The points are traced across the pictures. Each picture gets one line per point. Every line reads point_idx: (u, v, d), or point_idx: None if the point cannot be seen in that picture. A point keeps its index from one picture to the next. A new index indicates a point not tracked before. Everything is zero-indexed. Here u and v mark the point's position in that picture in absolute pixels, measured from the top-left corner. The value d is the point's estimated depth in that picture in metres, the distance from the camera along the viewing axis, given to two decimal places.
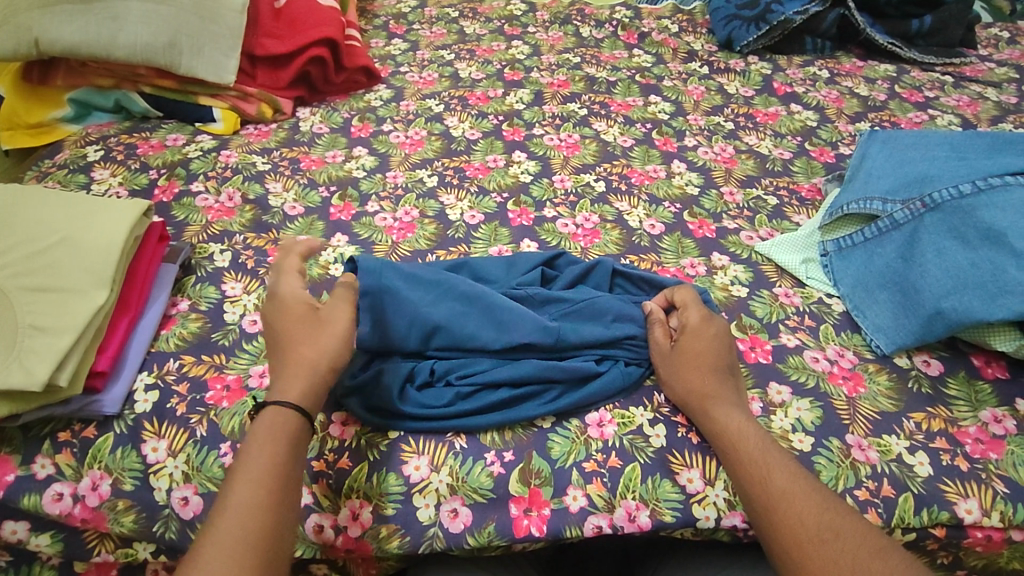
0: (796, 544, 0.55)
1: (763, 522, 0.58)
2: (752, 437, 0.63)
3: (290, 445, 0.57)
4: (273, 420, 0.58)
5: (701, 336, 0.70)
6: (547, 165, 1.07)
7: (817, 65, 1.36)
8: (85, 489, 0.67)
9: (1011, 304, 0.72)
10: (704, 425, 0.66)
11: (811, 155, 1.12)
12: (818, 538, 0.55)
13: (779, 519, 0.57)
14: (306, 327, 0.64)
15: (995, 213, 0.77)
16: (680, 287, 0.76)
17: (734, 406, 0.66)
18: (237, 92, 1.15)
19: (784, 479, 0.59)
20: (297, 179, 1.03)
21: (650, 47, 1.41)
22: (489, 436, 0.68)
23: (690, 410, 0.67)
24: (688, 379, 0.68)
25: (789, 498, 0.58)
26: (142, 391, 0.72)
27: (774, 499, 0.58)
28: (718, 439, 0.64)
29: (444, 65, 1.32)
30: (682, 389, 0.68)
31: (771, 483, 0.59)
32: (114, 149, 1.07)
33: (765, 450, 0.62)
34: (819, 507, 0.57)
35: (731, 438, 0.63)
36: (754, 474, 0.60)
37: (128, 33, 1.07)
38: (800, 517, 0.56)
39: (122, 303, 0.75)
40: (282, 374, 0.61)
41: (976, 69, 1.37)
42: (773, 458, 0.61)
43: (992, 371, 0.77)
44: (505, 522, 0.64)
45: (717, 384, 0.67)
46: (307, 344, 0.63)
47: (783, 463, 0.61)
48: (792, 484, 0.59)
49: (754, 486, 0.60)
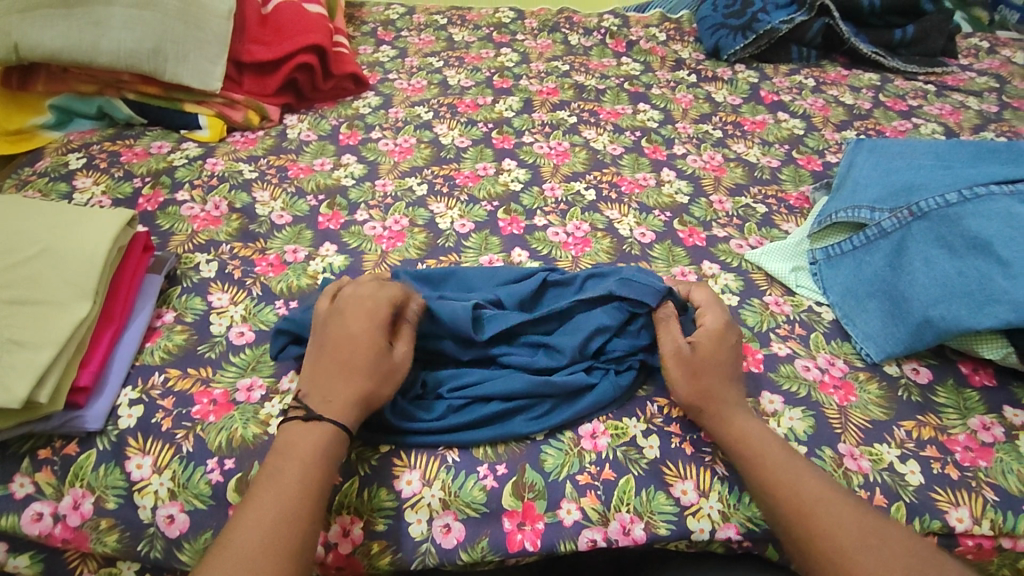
0: (841, 551, 0.55)
1: (799, 530, 0.58)
2: (773, 443, 0.64)
3: (322, 456, 0.58)
4: (303, 438, 0.59)
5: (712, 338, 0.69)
6: (537, 173, 1.07)
7: (804, 74, 1.38)
8: (66, 508, 0.65)
9: (997, 313, 0.73)
10: (719, 430, 0.65)
11: (799, 163, 1.13)
12: (857, 543, 0.56)
13: (817, 526, 0.57)
14: (364, 359, 0.62)
15: (981, 222, 0.79)
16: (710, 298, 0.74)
17: (746, 412, 0.66)
18: (223, 99, 1.14)
19: (812, 484, 0.60)
20: (285, 188, 1.01)
21: (638, 55, 1.41)
22: (482, 450, 0.67)
23: (703, 412, 0.66)
24: (700, 380, 0.67)
25: (825, 503, 0.58)
26: (127, 406, 0.70)
27: (807, 504, 0.58)
28: (738, 445, 0.64)
29: (432, 73, 1.31)
30: (695, 389, 0.66)
31: (803, 490, 0.59)
32: (96, 157, 1.05)
33: (788, 456, 0.62)
34: (852, 511, 0.58)
35: (751, 443, 0.63)
36: (784, 481, 0.60)
37: (111, 39, 1.05)
38: (837, 521, 0.57)
39: (105, 316, 0.74)
40: (343, 397, 0.61)
41: (957, 78, 1.40)
42: (799, 466, 0.62)
43: (979, 379, 0.78)
44: (499, 537, 0.63)
45: (726, 386, 0.67)
46: (374, 381, 0.62)
47: (806, 470, 0.61)
48: (821, 493, 0.59)
49: (789, 493, 0.59)
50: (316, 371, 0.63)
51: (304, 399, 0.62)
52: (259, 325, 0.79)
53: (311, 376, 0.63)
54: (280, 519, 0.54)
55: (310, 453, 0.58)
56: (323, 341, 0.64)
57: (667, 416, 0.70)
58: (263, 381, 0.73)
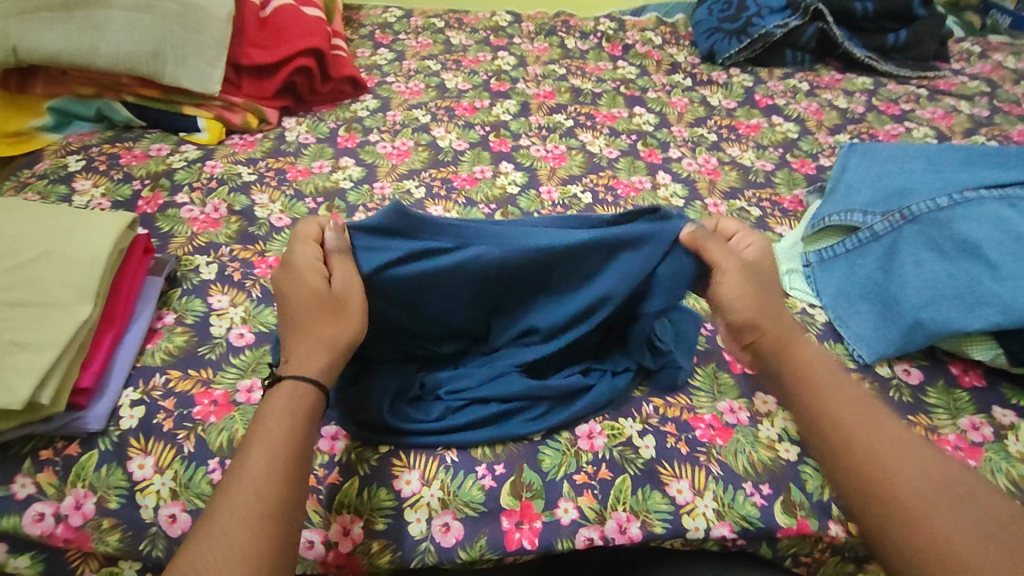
0: (915, 494, 0.54)
1: (872, 470, 0.56)
2: (846, 387, 0.63)
3: (295, 422, 0.57)
4: (273, 410, 0.57)
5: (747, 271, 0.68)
6: (534, 176, 1.08)
7: (798, 78, 1.39)
8: (68, 508, 0.66)
9: (987, 315, 0.75)
10: (789, 369, 0.65)
11: (793, 166, 1.14)
12: (932, 488, 0.54)
13: (895, 465, 0.56)
14: (311, 307, 0.62)
15: (971, 226, 0.80)
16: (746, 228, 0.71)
17: (818, 357, 0.66)
18: (222, 102, 1.14)
19: (886, 429, 0.59)
20: (283, 190, 1.02)
21: (634, 58, 1.43)
22: (480, 450, 0.68)
23: (772, 351, 0.66)
24: (775, 319, 0.67)
25: (900, 450, 0.57)
26: (128, 407, 0.71)
27: (881, 448, 0.57)
28: (807, 379, 0.64)
29: (430, 76, 1.32)
30: (768, 326, 0.66)
31: (878, 433, 0.58)
32: (96, 160, 1.05)
33: (863, 400, 0.62)
34: (927, 458, 0.57)
35: (824, 383, 0.63)
36: (861, 422, 0.59)
37: (110, 42, 1.06)
38: (912, 466, 0.56)
39: (106, 317, 0.74)
40: (300, 351, 0.61)
41: (949, 82, 1.41)
42: (876, 411, 0.61)
43: (969, 379, 0.79)
44: (497, 535, 0.64)
45: (797, 332, 0.67)
46: (325, 323, 0.62)
47: (881, 413, 0.61)
48: (897, 439, 0.58)
49: (866, 432, 0.59)
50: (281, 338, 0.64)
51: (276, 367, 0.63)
52: (258, 327, 0.80)
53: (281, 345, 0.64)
54: (262, 491, 0.52)
55: (282, 421, 0.57)
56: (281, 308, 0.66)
57: (662, 416, 0.71)
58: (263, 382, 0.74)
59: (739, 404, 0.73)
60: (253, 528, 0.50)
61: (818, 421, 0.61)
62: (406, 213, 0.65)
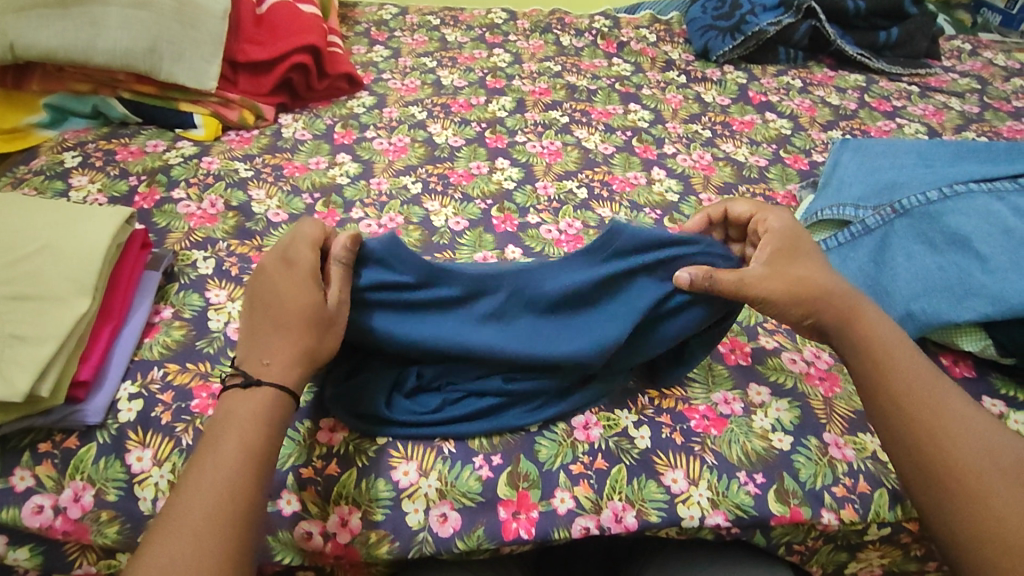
0: (974, 471, 0.58)
1: (933, 451, 0.60)
2: (912, 358, 0.65)
3: (265, 423, 0.57)
4: (241, 409, 0.57)
5: (777, 271, 0.66)
6: (530, 172, 1.09)
7: (791, 75, 1.40)
8: (66, 500, 0.66)
9: (976, 306, 0.76)
10: (852, 344, 0.66)
11: (786, 162, 1.15)
12: (993, 472, 0.58)
13: (953, 434, 0.60)
14: (303, 316, 0.60)
15: (961, 220, 0.82)
16: (759, 207, 0.73)
17: (886, 331, 0.67)
18: (218, 98, 1.15)
19: (954, 412, 0.61)
20: (280, 186, 1.02)
21: (629, 56, 1.44)
22: (478, 441, 0.68)
23: (836, 326, 0.67)
24: (835, 299, 0.67)
25: (963, 437, 0.60)
26: (126, 400, 0.71)
27: (943, 423, 0.61)
28: (869, 350, 0.66)
29: (426, 73, 1.33)
30: (831, 306, 0.66)
31: (945, 415, 0.61)
32: (92, 156, 1.05)
33: (930, 380, 0.64)
34: (991, 439, 0.60)
35: (892, 363, 0.64)
36: (927, 403, 0.62)
37: (106, 38, 1.06)
38: (975, 449, 0.59)
39: (104, 311, 0.74)
40: (283, 359, 0.59)
41: (940, 79, 1.43)
42: (938, 384, 0.64)
43: (960, 370, 0.80)
44: (494, 525, 0.64)
45: (861, 306, 0.68)
46: (314, 335, 0.61)
47: (941, 385, 0.64)
48: (961, 418, 0.61)
49: (927, 403, 0.62)
50: (252, 335, 0.61)
51: (241, 365, 0.60)
52: None
53: (248, 341, 0.61)
54: (230, 492, 0.52)
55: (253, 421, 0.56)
56: (253, 301, 0.62)
57: (657, 407, 0.72)
58: None
59: (733, 395, 0.74)
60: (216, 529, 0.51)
61: (882, 400, 0.63)
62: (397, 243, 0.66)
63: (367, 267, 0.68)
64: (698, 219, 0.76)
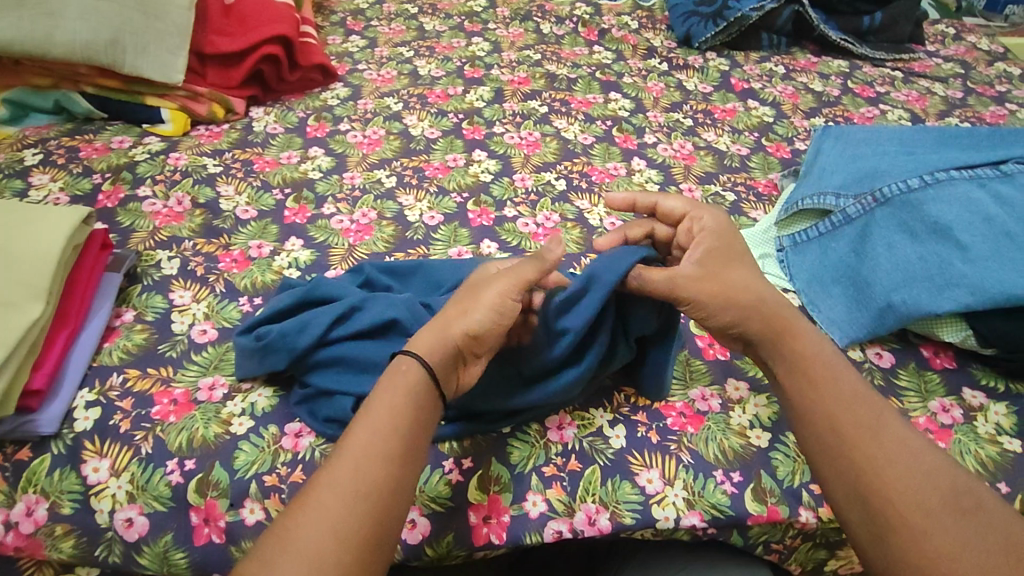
0: (915, 504, 0.52)
1: (867, 474, 0.55)
2: (848, 378, 0.61)
3: (404, 412, 0.54)
4: (382, 396, 0.54)
5: (711, 274, 0.65)
6: (507, 164, 1.06)
7: (774, 61, 1.38)
8: (19, 515, 0.64)
9: (957, 296, 0.75)
10: (784, 359, 0.63)
11: (768, 150, 1.13)
12: (935, 499, 0.53)
13: (889, 459, 0.55)
14: (460, 299, 0.62)
15: (941, 208, 0.80)
16: (693, 206, 0.70)
17: (825, 348, 0.64)
18: (187, 92, 1.11)
19: (895, 434, 0.57)
20: (250, 182, 1.00)
21: (610, 43, 1.41)
22: (448, 444, 0.66)
23: (765, 341, 0.64)
24: (767, 309, 0.65)
25: (901, 461, 0.55)
26: (83, 408, 0.69)
27: (880, 449, 0.56)
28: (802, 369, 0.62)
29: (402, 63, 1.29)
30: (760, 317, 0.64)
31: (883, 435, 0.57)
32: (54, 153, 1.02)
33: (870, 400, 0.59)
34: (935, 465, 0.55)
35: (825, 380, 0.61)
36: (864, 422, 0.57)
37: (66, 30, 1.02)
38: (917, 475, 0.54)
39: (60, 316, 0.72)
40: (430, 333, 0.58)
41: (925, 64, 1.41)
42: (875, 405, 0.59)
43: (940, 362, 0.79)
44: (464, 530, 0.63)
45: (795, 320, 0.65)
46: (460, 314, 0.59)
47: (881, 408, 0.59)
48: (901, 444, 0.56)
49: (861, 428, 0.57)
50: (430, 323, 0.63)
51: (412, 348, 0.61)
52: (222, 323, 0.78)
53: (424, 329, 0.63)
54: (366, 473, 0.50)
55: (396, 417, 0.53)
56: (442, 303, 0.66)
57: (633, 405, 0.71)
58: (226, 379, 0.72)
59: (711, 391, 0.73)
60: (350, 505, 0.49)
61: (814, 417, 0.59)
62: (359, 302, 0.70)
63: (336, 328, 0.69)
64: (625, 196, 0.70)
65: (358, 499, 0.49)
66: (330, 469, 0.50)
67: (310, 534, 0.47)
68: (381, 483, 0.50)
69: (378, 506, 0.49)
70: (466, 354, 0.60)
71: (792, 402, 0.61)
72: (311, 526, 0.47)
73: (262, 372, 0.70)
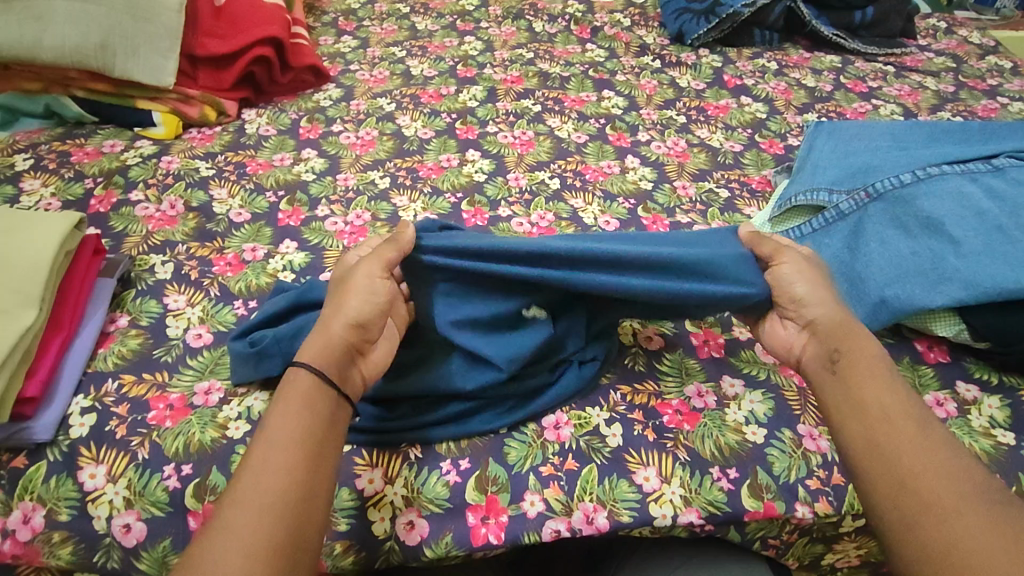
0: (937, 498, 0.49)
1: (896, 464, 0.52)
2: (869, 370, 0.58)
3: (305, 415, 0.53)
4: (278, 407, 0.54)
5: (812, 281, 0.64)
6: (501, 164, 1.06)
7: (766, 57, 1.38)
8: (16, 522, 0.64)
9: (949, 290, 0.75)
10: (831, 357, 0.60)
11: (761, 147, 1.13)
12: (963, 493, 0.49)
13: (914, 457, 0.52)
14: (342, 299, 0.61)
15: (933, 202, 0.81)
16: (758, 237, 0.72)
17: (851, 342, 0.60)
18: (178, 94, 1.10)
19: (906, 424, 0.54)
20: (243, 185, 0.99)
21: (603, 41, 1.41)
22: (445, 445, 0.67)
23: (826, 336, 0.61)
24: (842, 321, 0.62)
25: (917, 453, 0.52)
26: (78, 414, 0.68)
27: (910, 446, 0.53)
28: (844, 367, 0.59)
29: (395, 63, 1.29)
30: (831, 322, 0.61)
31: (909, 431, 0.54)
32: (45, 158, 1.01)
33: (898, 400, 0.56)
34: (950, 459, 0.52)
35: (868, 370, 0.58)
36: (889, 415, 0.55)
37: (55, 34, 1.02)
38: (944, 466, 0.51)
39: (53, 322, 0.71)
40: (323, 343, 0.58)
41: (916, 59, 1.41)
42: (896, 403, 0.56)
43: (934, 356, 0.80)
44: (463, 531, 0.63)
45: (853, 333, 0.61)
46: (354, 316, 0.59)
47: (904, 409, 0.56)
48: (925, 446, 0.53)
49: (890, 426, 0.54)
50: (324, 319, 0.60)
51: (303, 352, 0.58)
52: (216, 327, 0.78)
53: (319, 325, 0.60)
54: (270, 480, 0.49)
55: (298, 431, 0.52)
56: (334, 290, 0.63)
57: (629, 403, 0.71)
58: (222, 383, 0.72)
59: (707, 388, 0.73)
60: (258, 511, 0.48)
61: (843, 405, 0.57)
62: None
63: None
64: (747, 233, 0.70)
65: (263, 511, 0.48)
66: (236, 486, 0.49)
67: (221, 547, 0.46)
68: (285, 485, 0.49)
69: (289, 507, 0.48)
70: (360, 347, 0.60)
71: (821, 389, 0.60)
72: (223, 546, 0.46)
73: (256, 378, 0.70)
